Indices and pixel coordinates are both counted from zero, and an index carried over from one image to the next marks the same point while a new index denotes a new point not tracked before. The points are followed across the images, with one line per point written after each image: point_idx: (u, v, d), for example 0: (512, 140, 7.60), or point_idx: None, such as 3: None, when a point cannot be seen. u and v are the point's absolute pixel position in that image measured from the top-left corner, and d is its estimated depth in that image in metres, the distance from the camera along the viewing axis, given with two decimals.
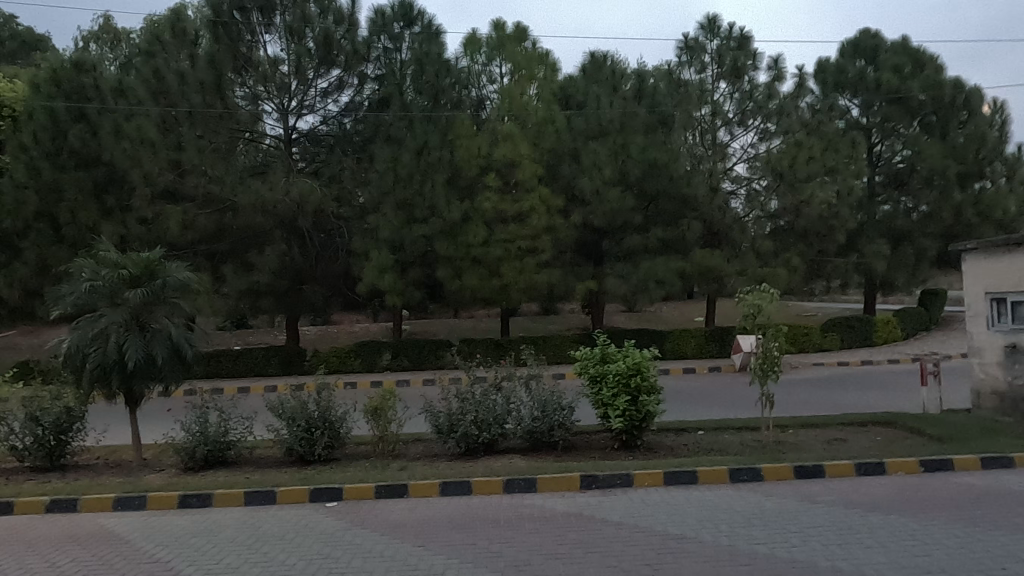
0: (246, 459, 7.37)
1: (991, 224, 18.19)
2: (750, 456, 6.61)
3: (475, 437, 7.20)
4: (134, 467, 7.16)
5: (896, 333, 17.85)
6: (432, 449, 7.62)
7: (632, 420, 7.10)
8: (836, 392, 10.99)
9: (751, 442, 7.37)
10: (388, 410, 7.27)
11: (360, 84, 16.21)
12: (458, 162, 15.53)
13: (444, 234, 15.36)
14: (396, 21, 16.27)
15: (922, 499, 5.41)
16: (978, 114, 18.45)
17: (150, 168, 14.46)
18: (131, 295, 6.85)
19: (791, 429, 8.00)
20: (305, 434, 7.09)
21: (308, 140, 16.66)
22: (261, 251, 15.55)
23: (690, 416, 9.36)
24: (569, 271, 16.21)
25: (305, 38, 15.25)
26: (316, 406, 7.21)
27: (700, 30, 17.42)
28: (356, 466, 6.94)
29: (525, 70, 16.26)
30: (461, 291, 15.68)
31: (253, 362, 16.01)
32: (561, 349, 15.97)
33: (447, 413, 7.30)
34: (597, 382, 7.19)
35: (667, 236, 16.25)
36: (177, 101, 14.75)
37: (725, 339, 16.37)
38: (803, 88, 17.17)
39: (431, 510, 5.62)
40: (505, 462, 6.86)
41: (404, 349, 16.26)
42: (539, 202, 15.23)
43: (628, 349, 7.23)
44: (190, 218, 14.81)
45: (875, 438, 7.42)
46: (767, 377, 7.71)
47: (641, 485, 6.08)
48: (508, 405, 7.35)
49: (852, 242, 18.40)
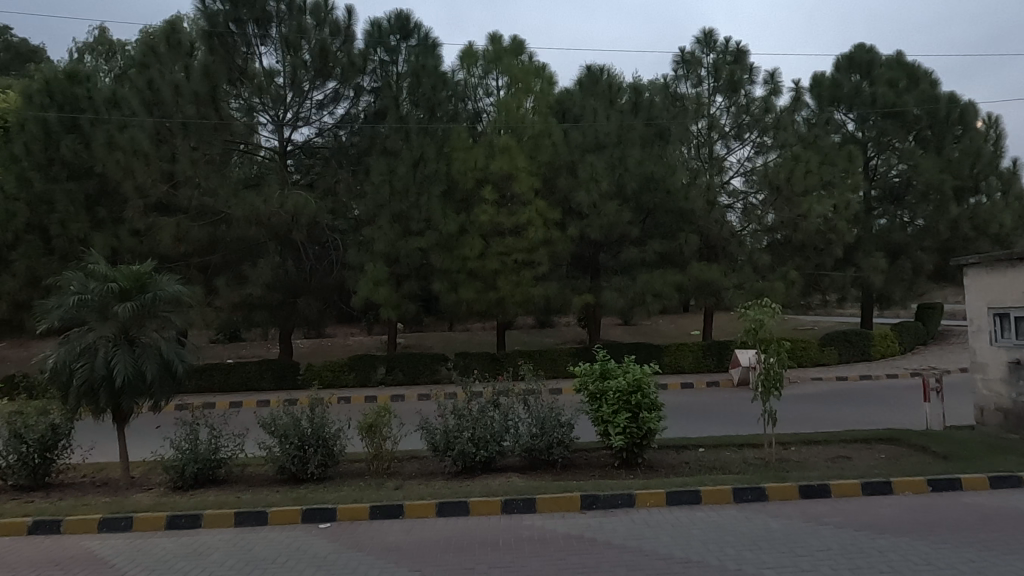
0: (237, 477, 7.18)
1: (987, 239, 18.11)
2: (754, 475, 6.47)
3: (473, 455, 7.02)
4: (121, 486, 6.96)
5: (894, 347, 17.78)
6: (428, 467, 7.45)
7: (633, 438, 6.95)
8: (836, 408, 10.87)
9: (754, 460, 7.23)
10: (383, 427, 7.11)
11: (356, 96, 16.12)
12: (454, 174, 15.44)
13: (440, 247, 15.26)
14: (393, 34, 16.24)
15: (932, 521, 5.28)
16: (972, 129, 18.55)
17: (142, 180, 14.31)
18: (120, 309, 6.66)
19: (794, 446, 7.88)
20: (299, 452, 6.91)
21: (303, 152, 16.51)
22: (254, 263, 15.39)
23: (691, 432, 9.23)
24: (567, 284, 16.10)
25: (302, 50, 15.16)
26: (309, 422, 7.03)
27: (696, 44, 17.47)
28: (350, 485, 6.77)
29: (522, 84, 16.08)
30: (457, 304, 15.54)
31: (246, 376, 15.81)
32: (558, 363, 15.82)
33: (444, 430, 7.13)
34: (597, 399, 7.05)
35: (664, 249, 16.17)
36: (171, 112, 14.62)
37: (722, 353, 16.27)
38: (799, 101, 17.11)
39: (428, 532, 5.46)
40: (503, 481, 6.69)
41: (399, 362, 16.10)
42: (536, 215, 15.12)
43: (629, 364, 7.10)
44: (184, 230, 14.65)
45: (880, 456, 7.29)
46: (770, 390, 7.58)
47: (643, 505, 5.93)
48: (506, 422, 7.20)
49: (850, 256, 18.36)
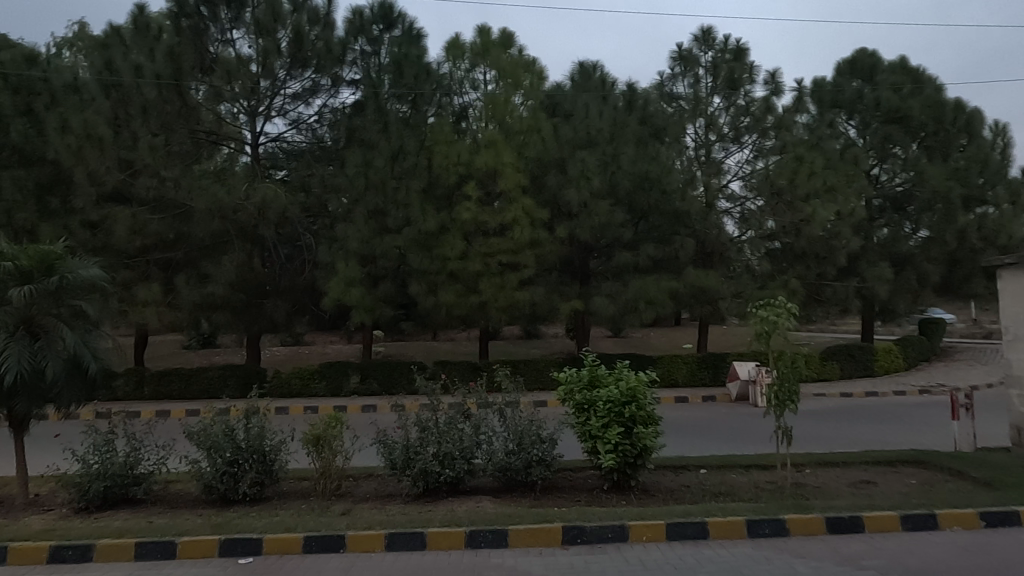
0: (158, 496, 6.08)
1: (995, 249, 17.38)
2: (771, 503, 5.43)
3: (437, 475, 5.95)
4: (14, 507, 5.82)
5: (898, 363, 16.84)
6: (387, 486, 6.37)
7: (626, 457, 5.91)
8: (848, 426, 9.88)
9: (765, 485, 6.20)
10: (333, 440, 6.06)
11: (334, 87, 15.21)
12: (435, 170, 14.45)
13: (419, 246, 14.21)
14: (375, 23, 15.31)
15: (994, 565, 4.27)
16: (978, 137, 17.87)
17: (95, 167, 13.15)
18: (15, 293, 5.61)
19: (809, 468, 6.89)
20: (230, 468, 5.83)
21: (275, 145, 15.66)
22: (218, 260, 14.28)
23: (690, 451, 8.21)
24: (554, 289, 15.09)
25: (277, 33, 14.20)
26: (245, 434, 5.94)
27: (694, 41, 16.53)
28: (289, 508, 5.69)
29: (511, 79, 14.93)
30: (436, 308, 14.51)
31: (207, 383, 14.69)
32: (544, 374, 14.80)
33: (404, 444, 6.05)
34: (585, 411, 6.03)
35: (659, 254, 15.20)
36: (130, 95, 13.51)
37: (718, 366, 15.24)
38: (802, 102, 16.23)
39: (371, 571, 4.40)
40: (470, 507, 5.63)
41: (373, 371, 15.01)
42: (522, 213, 14.13)
43: (622, 371, 6.09)
44: (140, 222, 13.55)
45: (912, 481, 6.30)
46: (784, 404, 6.55)
47: (637, 539, 4.88)
48: (477, 437, 6.18)
49: (852, 266, 17.43)
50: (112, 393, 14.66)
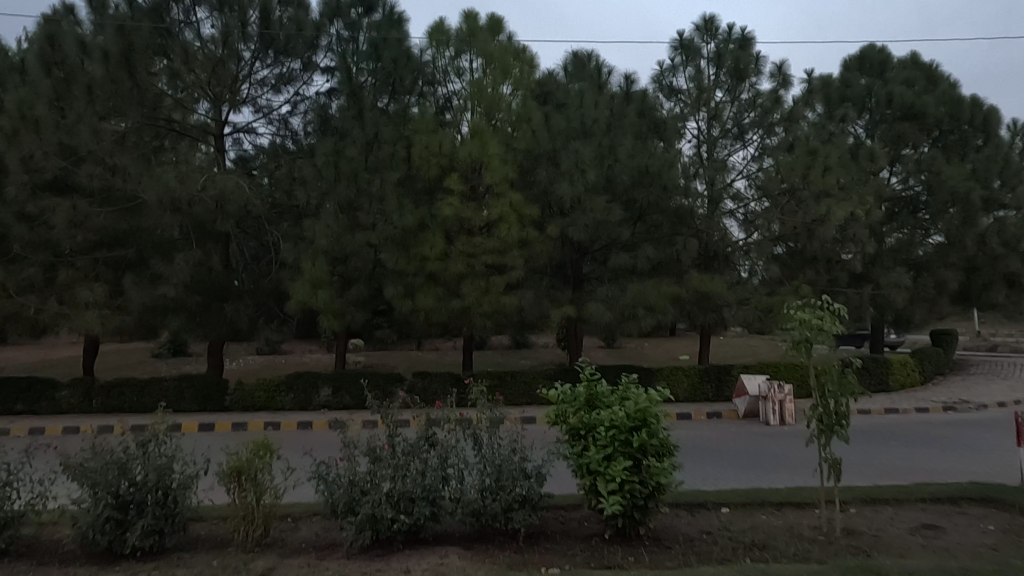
0: (29, 548, 4.70)
1: (1017, 256, 16.25)
2: (828, 565, 4.09)
3: (389, 523, 4.60)
4: None
5: (914, 377, 15.63)
6: (327, 533, 5.02)
7: (634, 499, 4.59)
8: (886, 451, 8.58)
9: (810, 534, 4.88)
10: (258, 475, 4.72)
11: (307, 73, 13.98)
12: (414, 161, 13.09)
13: (395, 245, 12.89)
14: (354, 7, 14.03)
15: None
16: (996, 137, 16.85)
17: (31, 151, 11.77)
18: None
19: (855, 507, 5.60)
20: (119, 513, 4.45)
21: (242, 136, 14.33)
22: (172, 258, 12.89)
23: (707, 483, 6.90)
24: (544, 294, 13.76)
25: (244, 12, 13.03)
26: (142, 467, 4.58)
27: (696, 31, 15.36)
28: (190, 568, 4.31)
29: (499, 66, 13.48)
30: (414, 313, 13.15)
31: (161, 395, 13.24)
32: (533, 387, 13.49)
33: (349, 480, 4.72)
34: (581, 437, 4.73)
35: (660, 257, 13.93)
36: (76, 74, 12.07)
37: (722, 379, 13.97)
38: (812, 94, 15.09)
39: None
40: (430, 566, 4.28)
41: (345, 383, 13.61)
42: (510, 210, 12.82)
43: (628, 387, 4.79)
44: (83, 215, 12.15)
45: (991, 528, 5.02)
46: (831, 430, 5.20)
47: None
48: (444, 470, 4.87)
49: (865, 272, 16.28)
50: (56, 406, 13.21)
